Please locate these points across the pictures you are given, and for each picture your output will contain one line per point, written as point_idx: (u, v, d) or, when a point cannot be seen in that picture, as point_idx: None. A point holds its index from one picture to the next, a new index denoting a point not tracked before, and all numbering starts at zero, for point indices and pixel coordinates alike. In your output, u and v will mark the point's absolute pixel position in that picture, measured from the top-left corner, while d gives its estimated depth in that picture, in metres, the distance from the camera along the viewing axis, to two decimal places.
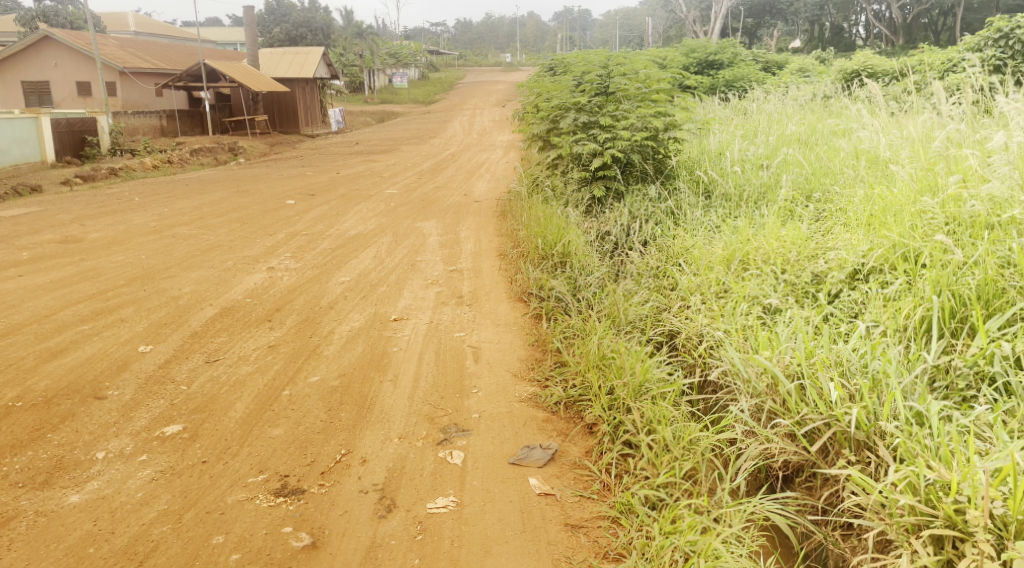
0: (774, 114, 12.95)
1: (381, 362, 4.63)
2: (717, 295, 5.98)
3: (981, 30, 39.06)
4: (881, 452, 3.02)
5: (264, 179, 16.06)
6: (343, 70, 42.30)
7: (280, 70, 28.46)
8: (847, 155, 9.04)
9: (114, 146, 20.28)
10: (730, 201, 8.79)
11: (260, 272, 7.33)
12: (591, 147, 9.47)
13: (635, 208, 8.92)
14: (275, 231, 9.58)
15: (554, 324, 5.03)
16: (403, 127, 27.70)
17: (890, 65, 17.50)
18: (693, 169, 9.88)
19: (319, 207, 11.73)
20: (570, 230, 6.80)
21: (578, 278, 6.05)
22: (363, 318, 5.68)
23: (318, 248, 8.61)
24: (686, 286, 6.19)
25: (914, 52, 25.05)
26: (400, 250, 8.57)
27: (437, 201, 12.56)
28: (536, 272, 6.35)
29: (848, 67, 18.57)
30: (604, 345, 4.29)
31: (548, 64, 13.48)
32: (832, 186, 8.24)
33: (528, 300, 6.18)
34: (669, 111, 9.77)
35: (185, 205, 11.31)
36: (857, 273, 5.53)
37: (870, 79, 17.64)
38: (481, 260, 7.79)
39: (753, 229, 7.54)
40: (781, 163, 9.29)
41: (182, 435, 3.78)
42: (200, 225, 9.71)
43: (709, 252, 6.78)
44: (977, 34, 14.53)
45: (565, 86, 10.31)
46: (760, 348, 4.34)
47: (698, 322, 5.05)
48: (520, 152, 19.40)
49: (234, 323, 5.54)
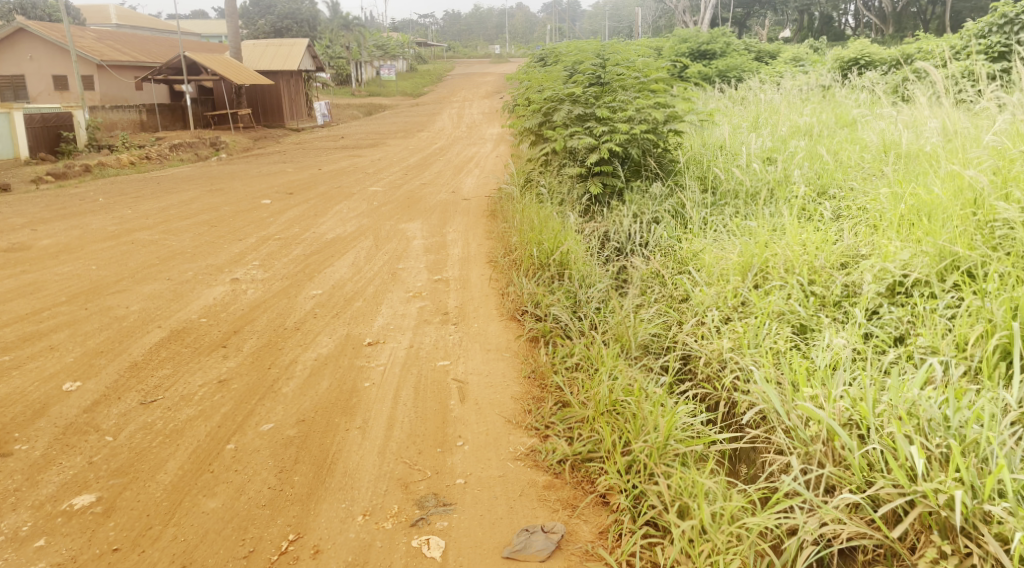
0: (777, 104, 12.25)
1: (348, 403, 3.90)
2: (736, 309, 5.28)
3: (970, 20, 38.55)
4: (990, 547, 2.39)
5: (241, 176, 15.28)
6: (328, 62, 41.35)
7: (262, 62, 27.55)
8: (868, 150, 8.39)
9: (92, 142, 19.43)
10: (739, 201, 8.18)
11: (222, 284, 6.58)
12: (586, 142, 8.72)
13: (637, 208, 8.28)
14: (245, 235, 8.81)
15: (554, 353, 4.33)
16: (390, 120, 26.84)
17: (887, 53, 16.83)
18: (696, 165, 9.21)
19: (296, 208, 10.93)
20: (568, 236, 6.10)
21: (577, 292, 5.36)
22: (332, 343, 4.94)
23: (291, 255, 7.85)
24: (698, 299, 5.45)
25: (908, 40, 24.37)
26: (381, 256, 7.82)
27: (423, 200, 11.82)
28: (531, 285, 5.62)
29: (845, 55, 17.83)
30: (616, 386, 3.62)
31: (540, 54, 12.75)
32: (848, 182, 7.70)
33: (522, 318, 5.38)
34: (670, 103, 9.03)
35: (151, 207, 10.51)
36: (898, 287, 4.91)
37: (865, 67, 17.03)
38: (470, 267, 7.07)
39: (769, 231, 6.89)
40: (793, 158, 8.67)
41: (94, 510, 3.08)
42: (164, 230, 8.93)
43: (723, 260, 6.10)
44: (980, 20, 13.83)
45: (558, 77, 9.56)
46: (802, 386, 3.69)
47: (722, 346, 4.40)
48: (510, 146, 18.66)
49: (182, 350, 4.78)
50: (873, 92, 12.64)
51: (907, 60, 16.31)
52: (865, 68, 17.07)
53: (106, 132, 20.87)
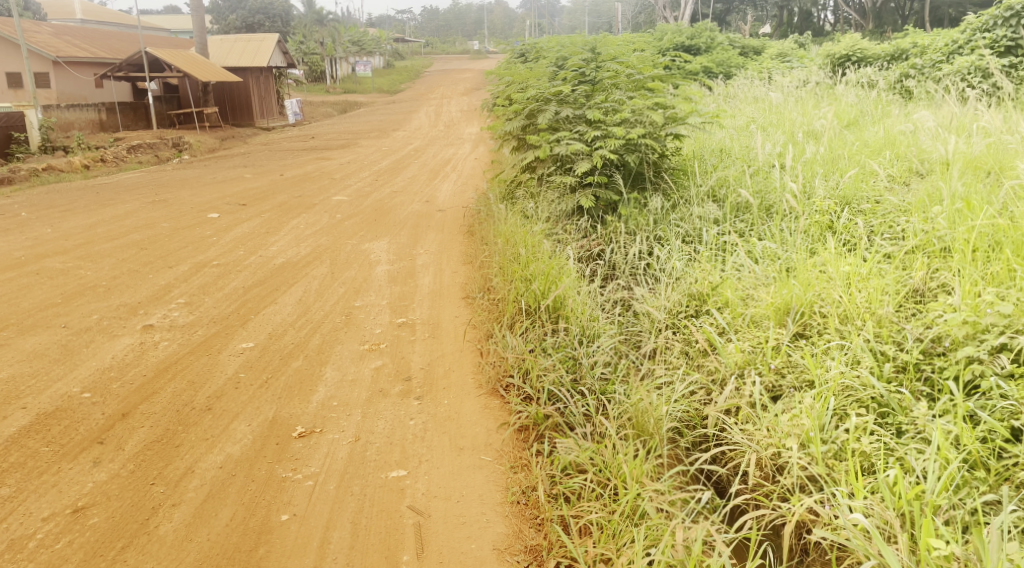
0: (781, 103, 11.11)
1: (251, 558, 2.87)
2: (780, 373, 4.13)
3: (950, 21, 37.77)
4: None
5: (195, 183, 13.90)
6: (301, 59, 39.69)
7: (229, 58, 25.96)
8: (916, 161, 7.47)
9: (46, 143, 17.87)
10: (753, 218, 7.20)
11: (129, 334, 5.27)
12: (575, 149, 7.47)
13: (633, 226, 7.33)
14: (178, 261, 7.47)
15: (562, 466, 3.30)
16: (363, 119, 25.38)
17: (881, 49, 15.75)
18: (701, 175, 8.12)
19: (248, 223, 9.62)
20: (563, 278, 4.93)
21: (579, 355, 4.14)
22: (252, 432, 3.68)
23: (227, 288, 6.55)
24: (733, 360, 4.29)
25: (894, 37, 23.30)
26: (336, 288, 6.54)
27: (392, 212, 10.50)
28: (520, 344, 4.35)
29: (835, 51, 16.63)
30: (656, 561, 2.68)
31: (520, 47, 11.51)
32: (875, 194, 6.95)
33: (507, 391, 4.12)
34: (669, 102, 7.86)
35: (77, 224, 9.14)
36: (1001, 348, 3.73)
37: (860, 63, 15.94)
38: (441, 304, 5.86)
39: (795, 261, 5.96)
40: (813, 170, 7.68)
41: None
42: (82, 256, 7.55)
43: (754, 300, 5.05)
44: (985, 13, 12.75)
45: (544, 73, 8.34)
46: (924, 537, 2.63)
47: (787, 440, 3.33)
48: (489, 148, 17.36)
49: (39, 451, 3.50)
50: (881, 93, 11.55)
51: (906, 54, 15.23)
52: (859, 63, 15.93)
53: (62, 132, 19.31)
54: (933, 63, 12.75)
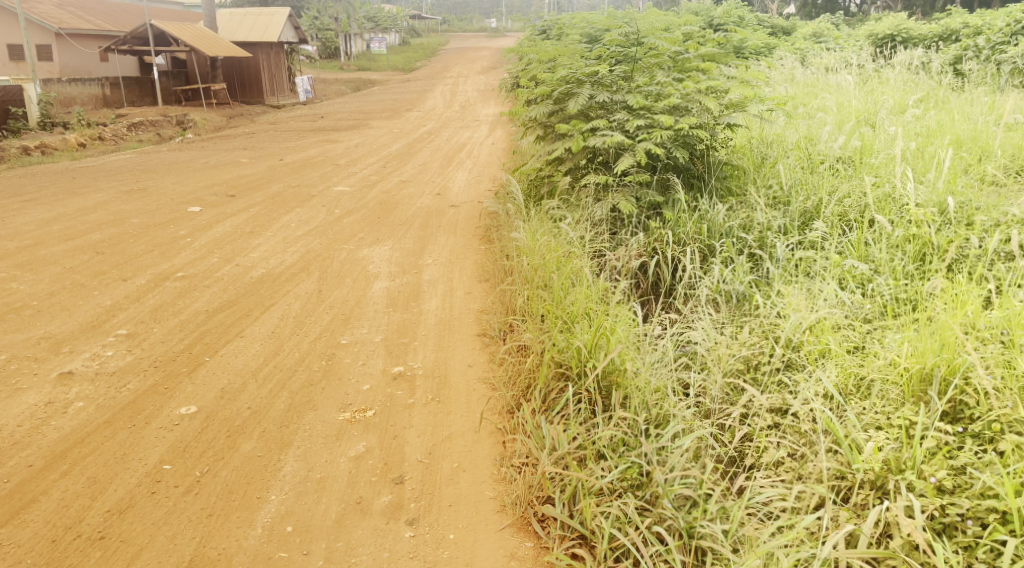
0: (843, 88, 9.56)
1: None
2: (952, 498, 2.84)
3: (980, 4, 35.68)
4: None
5: (186, 167, 12.57)
6: (314, 34, 38.07)
7: (236, 32, 24.53)
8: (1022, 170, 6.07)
9: (44, 119, 16.28)
10: (831, 226, 5.79)
11: (39, 386, 3.99)
12: (613, 141, 6.00)
13: (681, 233, 5.90)
14: (136, 271, 6.21)
15: None
16: (374, 97, 23.92)
17: (929, 29, 14.07)
18: (764, 173, 6.69)
19: (233, 219, 8.34)
20: (616, 331, 3.61)
21: (649, 466, 2.91)
22: None
23: (186, 311, 5.26)
24: (869, 467, 3.00)
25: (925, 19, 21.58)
26: (321, 314, 5.23)
27: (399, 207, 9.16)
28: (567, 439, 3.10)
29: (878, 31, 14.94)
30: None
31: (541, 22, 10.07)
32: (988, 200, 5.49)
33: (552, 520, 2.95)
34: (725, 87, 6.42)
35: (33, 221, 7.86)
36: None
37: (904, 44, 14.32)
38: (449, 344, 4.55)
39: (900, 300, 4.58)
40: (900, 168, 6.24)
41: None
42: (22, 263, 6.29)
43: (875, 359, 3.64)
44: None
45: (574, 49, 6.85)
46: None
47: None
48: (505, 132, 15.91)
49: None
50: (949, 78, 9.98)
51: (956, 35, 13.53)
52: (904, 45, 14.26)
53: (59, 107, 18.01)
54: (998, 43, 10.97)
